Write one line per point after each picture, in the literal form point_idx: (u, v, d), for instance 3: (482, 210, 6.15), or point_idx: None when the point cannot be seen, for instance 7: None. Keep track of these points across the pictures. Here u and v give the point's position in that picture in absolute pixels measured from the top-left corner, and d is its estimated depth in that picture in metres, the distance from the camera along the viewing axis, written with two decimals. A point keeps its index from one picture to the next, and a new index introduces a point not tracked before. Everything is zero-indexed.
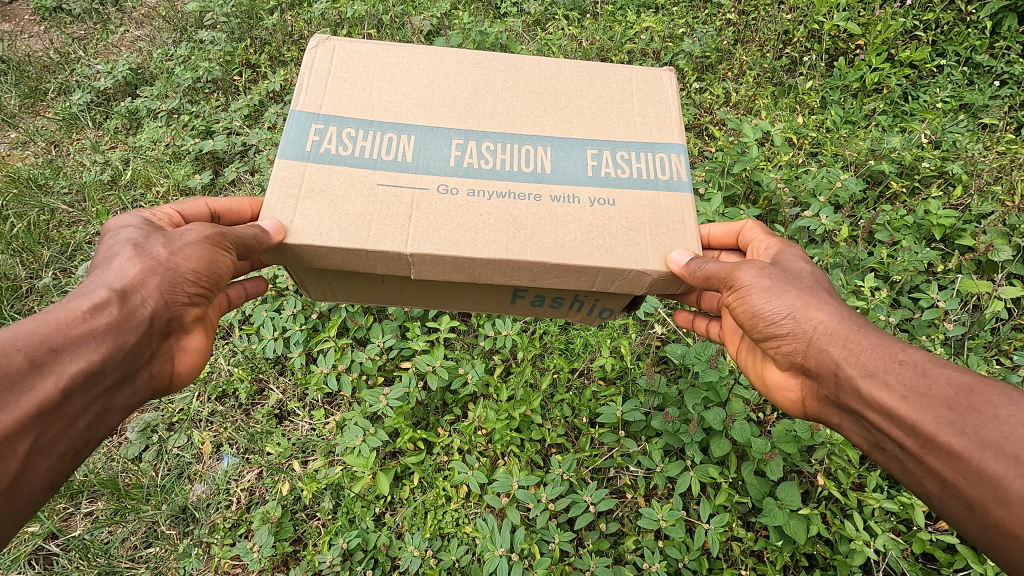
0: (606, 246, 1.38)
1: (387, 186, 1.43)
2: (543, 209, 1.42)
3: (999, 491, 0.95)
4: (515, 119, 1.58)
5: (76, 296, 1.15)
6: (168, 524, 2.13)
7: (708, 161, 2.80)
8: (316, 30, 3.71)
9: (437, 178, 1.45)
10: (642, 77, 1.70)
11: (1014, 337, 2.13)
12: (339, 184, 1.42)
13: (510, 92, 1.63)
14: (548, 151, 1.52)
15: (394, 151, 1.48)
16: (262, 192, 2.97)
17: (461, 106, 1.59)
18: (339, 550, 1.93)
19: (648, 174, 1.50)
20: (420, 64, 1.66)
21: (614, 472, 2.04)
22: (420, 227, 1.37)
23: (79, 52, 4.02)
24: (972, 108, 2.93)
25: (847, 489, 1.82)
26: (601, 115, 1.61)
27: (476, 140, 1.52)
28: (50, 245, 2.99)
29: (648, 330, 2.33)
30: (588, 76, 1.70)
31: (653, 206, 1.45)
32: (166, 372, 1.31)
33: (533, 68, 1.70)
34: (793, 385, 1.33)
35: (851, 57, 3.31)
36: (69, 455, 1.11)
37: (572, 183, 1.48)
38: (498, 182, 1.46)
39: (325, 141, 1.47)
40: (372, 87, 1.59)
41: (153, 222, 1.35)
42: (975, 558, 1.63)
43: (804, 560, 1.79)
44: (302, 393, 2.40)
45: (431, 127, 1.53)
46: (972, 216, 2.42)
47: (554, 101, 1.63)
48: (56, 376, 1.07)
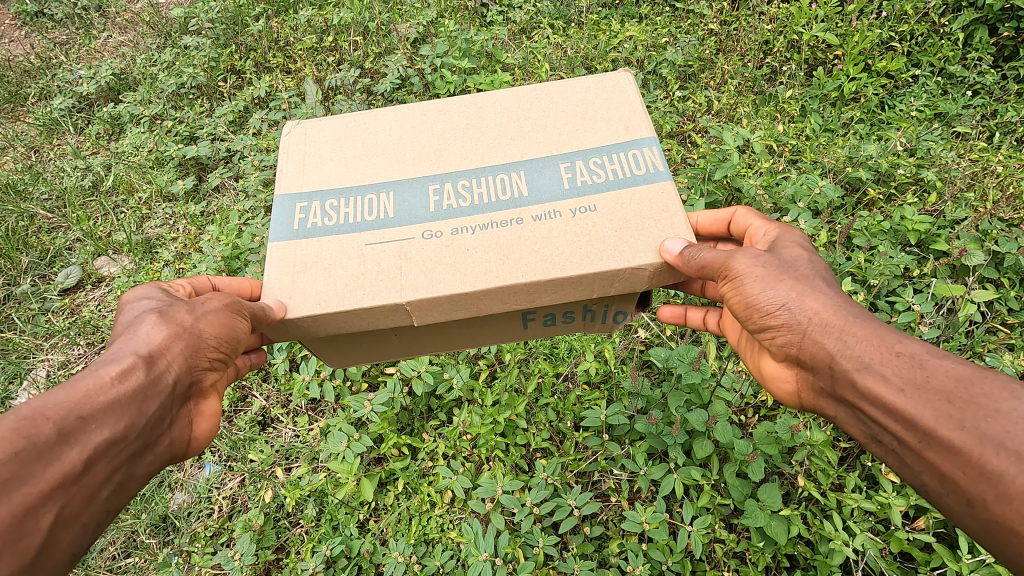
0: (595, 254, 1.39)
1: (375, 245, 1.45)
2: (526, 231, 1.43)
3: (1001, 487, 0.96)
4: (486, 152, 1.60)
5: (102, 364, 1.14)
6: (147, 533, 2.10)
7: (690, 167, 2.84)
8: (302, 36, 3.71)
9: (421, 226, 1.47)
10: (598, 87, 1.72)
11: (987, 339, 2.18)
12: (329, 252, 1.45)
13: (476, 128, 1.66)
14: (523, 176, 1.53)
15: (378, 210, 1.51)
16: (245, 197, 2.95)
17: (433, 153, 1.62)
18: (322, 557, 1.91)
19: (623, 174, 1.51)
20: (387, 122, 1.70)
21: (599, 476, 2.05)
22: (413, 276, 1.39)
23: (61, 57, 3.99)
24: (946, 117, 3.01)
25: (826, 489, 1.85)
26: (566, 131, 1.62)
27: (456, 182, 1.55)
28: (29, 252, 2.95)
29: (632, 334, 2.34)
30: (548, 96, 1.72)
31: (635, 203, 1.45)
32: (186, 439, 1.27)
33: (493, 102, 1.72)
34: (789, 376, 1.37)
35: (829, 67, 3.38)
36: (90, 527, 1.05)
37: (551, 198, 1.49)
38: (479, 216, 1.47)
39: (310, 217, 1.51)
40: (346, 157, 1.63)
41: (172, 293, 1.36)
42: (951, 556, 1.66)
43: (785, 561, 1.81)
44: (286, 400, 2.39)
45: (408, 180, 1.56)
46: (946, 221, 2.48)
47: (520, 127, 1.65)
48: (81, 445, 1.03)
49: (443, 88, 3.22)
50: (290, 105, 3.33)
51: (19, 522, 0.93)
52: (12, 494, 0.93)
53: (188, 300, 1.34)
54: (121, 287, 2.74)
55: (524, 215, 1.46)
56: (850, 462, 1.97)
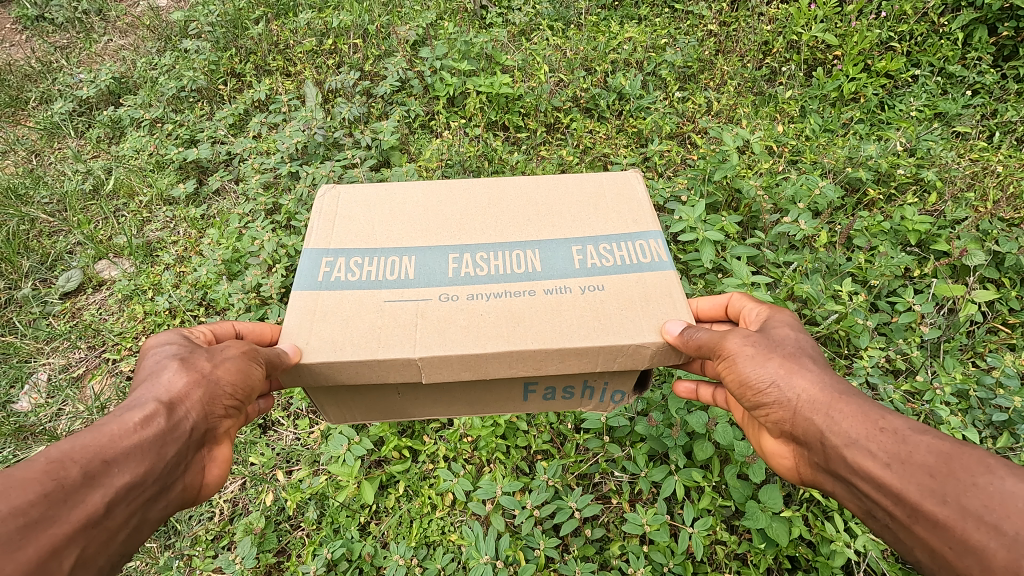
0: (605, 329, 1.40)
1: (392, 303, 1.46)
2: (538, 303, 1.45)
3: (986, 562, 0.88)
4: (503, 228, 1.65)
5: (123, 408, 1.07)
6: (148, 537, 2.09)
7: (689, 169, 2.83)
8: (302, 40, 3.72)
9: (437, 288, 1.49)
10: (613, 181, 1.78)
11: (988, 339, 2.17)
12: (350, 307, 1.46)
13: (495, 207, 1.71)
14: (536, 251, 1.57)
15: (396, 271, 1.54)
16: (245, 200, 2.96)
17: (453, 225, 1.66)
18: (323, 560, 1.90)
19: (631, 260, 1.54)
20: (413, 194, 1.76)
21: (600, 478, 2.04)
22: (427, 335, 1.39)
23: (61, 61, 4.00)
24: (946, 117, 3.01)
25: (827, 490, 1.85)
26: (580, 215, 1.67)
27: (471, 255, 1.58)
28: (29, 255, 2.95)
29: None
30: (565, 184, 1.78)
31: (640, 286, 1.48)
32: (200, 487, 1.18)
33: (513, 184, 1.78)
34: (787, 452, 1.30)
35: (828, 67, 3.38)
36: (105, 573, 0.95)
37: (562, 276, 1.52)
38: (494, 285, 1.50)
39: (334, 272, 1.53)
40: (374, 219, 1.68)
41: (191, 339, 1.30)
42: None
43: (786, 563, 1.81)
44: (287, 403, 2.39)
45: (429, 246, 1.60)
46: (946, 221, 2.48)
47: (536, 210, 1.70)
48: (104, 489, 0.95)
49: (443, 91, 3.25)
50: (290, 108, 3.34)
51: (42, 563, 0.85)
52: (37, 535, 0.85)
53: (208, 347, 1.29)
54: (122, 291, 2.75)
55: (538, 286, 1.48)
56: None
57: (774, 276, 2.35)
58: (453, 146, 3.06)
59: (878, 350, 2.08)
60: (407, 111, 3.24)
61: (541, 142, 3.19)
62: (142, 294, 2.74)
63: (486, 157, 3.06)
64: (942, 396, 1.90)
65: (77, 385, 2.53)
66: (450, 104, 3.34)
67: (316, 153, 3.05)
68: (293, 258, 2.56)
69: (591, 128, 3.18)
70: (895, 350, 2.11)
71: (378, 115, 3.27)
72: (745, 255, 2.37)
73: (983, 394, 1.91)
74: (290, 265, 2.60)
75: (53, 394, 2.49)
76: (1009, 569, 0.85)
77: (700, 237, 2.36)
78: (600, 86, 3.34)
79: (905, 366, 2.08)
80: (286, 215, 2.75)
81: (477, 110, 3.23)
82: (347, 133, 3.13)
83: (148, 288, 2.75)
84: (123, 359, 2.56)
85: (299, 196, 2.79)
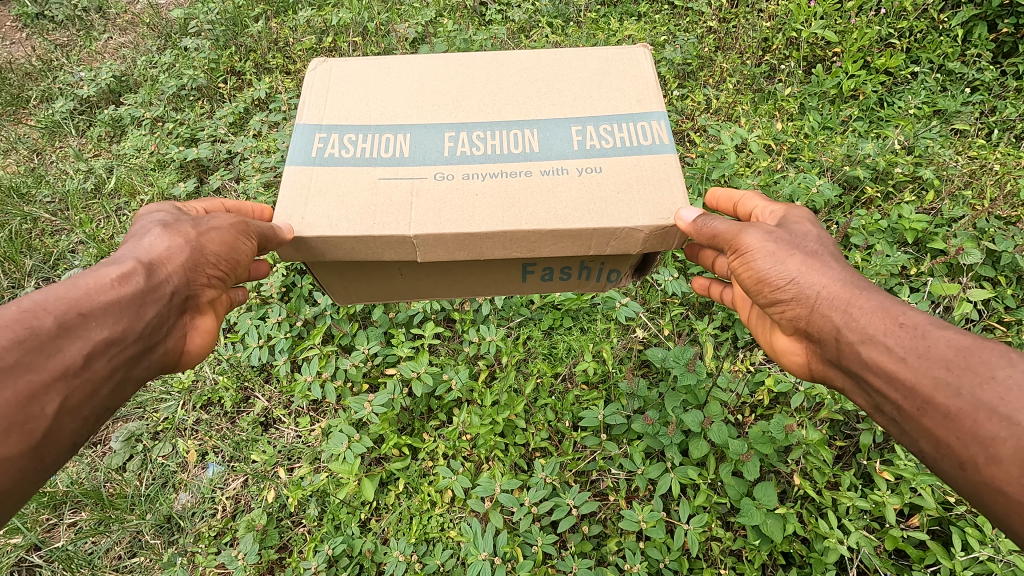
0: (609, 205, 1.42)
1: (387, 178, 1.49)
2: (533, 182, 1.47)
3: (993, 451, 0.98)
4: (502, 108, 1.64)
5: (105, 265, 1.22)
6: (152, 533, 2.13)
7: (687, 167, 2.84)
8: (302, 38, 3.71)
9: (433, 167, 1.51)
10: (619, 56, 1.74)
11: (984, 337, 2.19)
12: (343, 177, 1.50)
13: (493, 86, 1.70)
14: (535, 128, 1.58)
15: (392, 150, 1.56)
16: (246, 200, 2.97)
17: (450, 103, 1.66)
18: (324, 556, 1.94)
19: (631, 142, 1.54)
20: (410, 70, 1.75)
21: (597, 475, 2.07)
22: (421, 211, 1.43)
23: (62, 60, 4.00)
24: (945, 114, 3.02)
25: (822, 488, 1.87)
26: (580, 96, 1.66)
27: (465, 133, 1.59)
28: (33, 255, 2.97)
29: (630, 335, 2.36)
30: (566, 62, 1.76)
31: (638, 169, 1.49)
32: (179, 349, 1.35)
33: (514, 59, 1.77)
34: (799, 350, 1.39)
35: (828, 64, 3.38)
36: (90, 422, 1.13)
37: (559, 157, 1.53)
38: (490, 164, 1.52)
39: (323, 152, 1.56)
40: (369, 97, 1.68)
41: (181, 211, 1.44)
42: (945, 554, 1.68)
43: (781, 558, 1.83)
44: (288, 401, 2.41)
45: (425, 124, 1.61)
46: (943, 220, 2.49)
47: (537, 88, 1.69)
48: (83, 342, 1.10)
49: None
50: (290, 107, 3.35)
51: (23, 405, 1.01)
52: (17, 378, 1.00)
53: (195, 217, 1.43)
54: None
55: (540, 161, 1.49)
56: (846, 461, 2.00)
57: None
58: None
59: None
60: None
61: None
62: None
63: None
64: None
65: None
66: None
67: None
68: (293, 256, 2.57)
69: None
70: None
71: None
72: None
73: None
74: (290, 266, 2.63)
75: None
76: (1015, 457, 0.95)
77: None
78: None
79: None
80: None
81: None
82: None
83: None
84: None
85: None
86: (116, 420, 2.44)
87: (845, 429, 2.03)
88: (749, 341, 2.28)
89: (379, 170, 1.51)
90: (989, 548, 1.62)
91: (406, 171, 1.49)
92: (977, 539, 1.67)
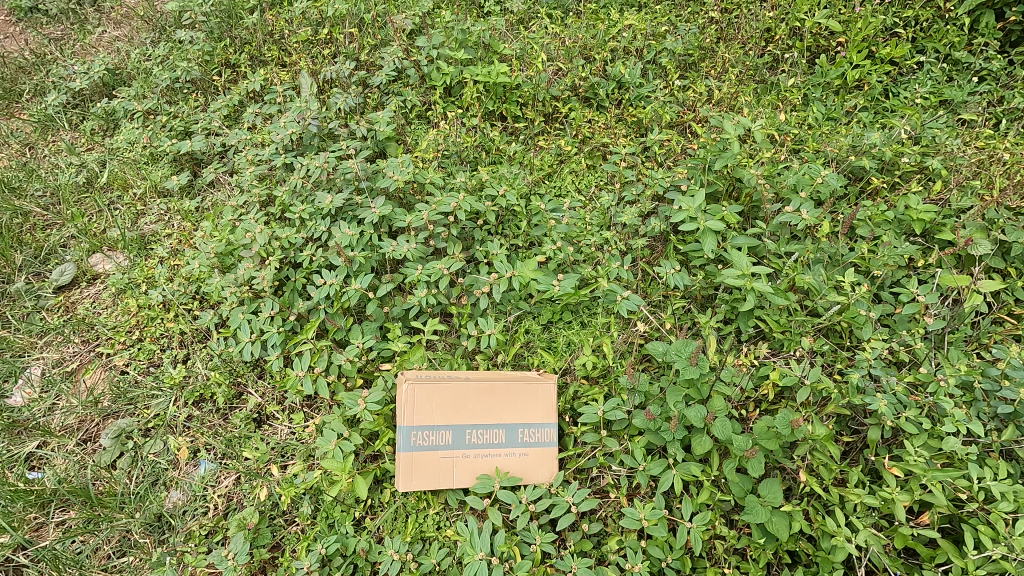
0: (526, 467, 2.03)
1: (448, 457, 1.99)
2: (502, 453, 2.02)
3: None
4: (477, 440, 2.02)
5: None
6: (141, 532, 2.09)
7: (689, 158, 2.77)
8: (297, 29, 3.63)
9: (461, 449, 2.00)
10: (535, 388, 2.11)
11: (993, 330, 2.13)
12: (428, 465, 1.98)
13: (479, 417, 2.04)
14: (500, 426, 2.04)
15: (441, 435, 1.99)
16: (240, 193, 2.92)
17: (462, 431, 2.01)
18: (317, 555, 1.88)
19: (540, 440, 2.06)
20: (431, 405, 2.00)
21: (597, 472, 2.02)
22: (460, 468, 1.99)
23: (55, 53, 3.93)
24: (951, 104, 2.96)
25: (829, 484, 1.81)
26: (517, 416, 2.07)
27: (478, 417, 2.04)
28: (22, 249, 2.89)
29: (630, 328, 2.31)
30: (506, 387, 2.08)
31: (547, 463, 2.05)
32: None
33: (485, 387, 2.06)
34: None
35: (832, 54, 3.30)
36: None
37: (512, 442, 2.04)
38: (485, 447, 2.02)
39: (414, 446, 1.97)
40: (414, 428, 1.98)
41: None
42: (956, 552, 1.64)
43: (786, 557, 1.79)
44: (281, 397, 2.36)
45: (451, 450, 2.00)
46: (951, 210, 2.42)
47: (497, 413, 2.06)
48: None
49: (439, 80, 3.20)
50: (285, 99, 3.28)
51: None
52: None
53: None
54: (116, 285, 2.72)
55: (495, 461, 2.02)
56: (853, 457, 1.95)
57: (774, 266, 2.31)
58: (450, 137, 3.01)
59: (881, 342, 2.05)
60: (403, 101, 3.19)
61: (539, 132, 3.17)
62: (136, 287, 2.72)
63: (483, 148, 3.02)
64: (945, 388, 1.87)
65: (71, 379, 2.51)
66: (447, 94, 3.29)
67: (311, 145, 2.96)
68: (286, 249, 2.51)
69: (589, 118, 3.14)
70: (898, 342, 2.07)
71: (374, 106, 3.22)
72: (745, 246, 2.34)
73: (989, 386, 1.87)
74: (284, 258, 2.52)
75: (47, 389, 2.48)
76: None
77: (699, 228, 2.35)
78: (600, 74, 3.28)
79: (908, 358, 2.04)
80: (279, 206, 2.69)
81: (474, 100, 3.19)
82: (342, 124, 3.07)
83: (142, 281, 2.73)
84: (116, 353, 2.55)
85: (292, 188, 2.70)
86: (107, 417, 2.40)
87: (852, 425, 1.96)
88: (752, 334, 2.23)
89: (441, 457, 1.99)
90: (1002, 546, 1.58)
91: (455, 459, 1.99)
92: (989, 537, 1.62)
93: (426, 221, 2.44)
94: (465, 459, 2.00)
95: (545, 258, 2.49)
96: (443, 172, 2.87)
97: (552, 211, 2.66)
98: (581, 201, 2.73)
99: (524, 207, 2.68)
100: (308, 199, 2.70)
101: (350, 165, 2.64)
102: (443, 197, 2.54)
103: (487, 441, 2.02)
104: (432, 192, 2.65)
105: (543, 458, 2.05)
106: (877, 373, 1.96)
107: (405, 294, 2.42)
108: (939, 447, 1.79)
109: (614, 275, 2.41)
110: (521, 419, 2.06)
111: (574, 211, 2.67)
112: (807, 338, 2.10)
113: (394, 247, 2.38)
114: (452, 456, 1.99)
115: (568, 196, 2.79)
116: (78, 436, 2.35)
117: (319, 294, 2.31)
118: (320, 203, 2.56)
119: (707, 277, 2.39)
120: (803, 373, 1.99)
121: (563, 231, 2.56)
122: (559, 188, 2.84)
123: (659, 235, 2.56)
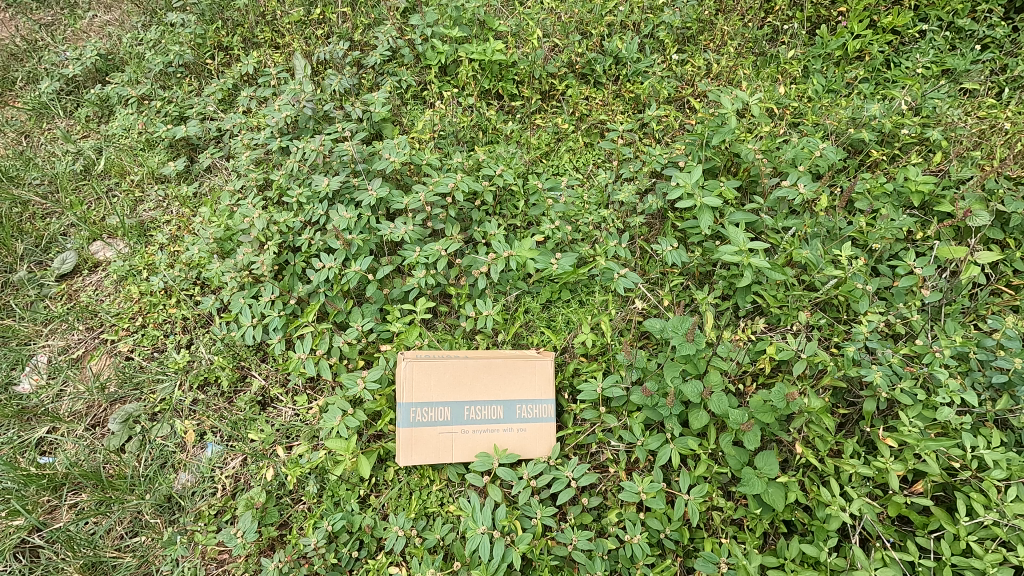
0: (523, 443, 2.08)
1: (447, 432, 2.06)
2: (499, 427, 2.08)
3: None
4: (475, 415, 2.09)
5: None
6: (152, 513, 2.15)
7: (687, 134, 2.74)
8: (289, 9, 3.51)
9: (458, 426, 2.08)
10: (534, 366, 2.16)
11: (990, 302, 2.14)
12: (429, 441, 2.05)
13: (477, 393, 2.12)
14: (497, 403, 2.11)
15: (441, 411, 2.08)
16: (237, 178, 2.90)
17: (462, 407, 2.09)
18: (324, 532, 1.93)
19: (537, 418, 2.11)
20: (432, 381, 2.09)
21: (597, 447, 2.07)
22: (457, 445, 2.06)
23: (46, 39, 3.83)
24: (953, 73, 2.92)
25: (824, 456, 1.86)
26: (517, 393, 2.12)
27: (476, 394, 2.12)
28: (23, 238, 2.88)
29: (628, 306, 2.32)
30: (506, 366, 2.14)
31: (543, 438, 2.10)
32: None
33: (489, 365, 2.14)
34: None
35: (833, 24, 3.22)
36: None
37: (510, 419, 2.09)
38: (482, 425, 2.09)
39: (414, 421, 2.05)
40: (414, 402, 2.06)
41: None
42: (949, 519, 1.68)
43: (782, 527, 1.84)
44: (285, 379, 2.40)
45: (450, 426, 2.07)
46: (951, 181, 2.38)
47: (497, 389, 2.12)
48: None
49: (434, 59, 3.14)
50: (278, 81, 3.23)
51: None
52: None
53: None
54: (117, 272, 2.74)
55: (493, 437, 2.08)
56: (849, 428, 1.99)
57: (772, 241, 2.31)
58: (446, 117, 2.98)
59: (877, 315, 2.06)
60: (398, 81, 3.15)
61: (536, 110, 3.13)
62: (138, 275, 2.73)
63: (480, 128, 3.00)
64: (941, 358, 1.88)
65: (78, 366, 2.55)
66: (442, 73, 3.24)
67: (307, 128, 2.94)
68: (285, 234, 2.51)
69: (586, 95, 3.10)
70: (895, 315, 2.08)
71: (370, 87, 3.18)
72: (743, 222, 2.33)
73: (984, 356, 1.89)
74: (283, 242, 2.52)
75: (54, 376, 2.51)
76: None
77: (697, 205, 2.33)
78: (597, 50, 3.22)
79: (905, 330, 2.06)
80: (277, 190, 2.67)
81: (470, 79, 3.14)
82: (337, 106, 3.04)
83: (142, 268, 2.74)
84: (122, 339, 2.58)
85: (289, 171, 2.68)
86: (113, 403, 2.44)
87: (849, 397, 2.00)
88: (750, 310, 2.25)
89: (441, 433, 2.06)
90: (993, 512, 1.61)
91: (453, 435, 2.06)
92: (982, 504, 1.65)
93: (424, 202, 2.44)
94: (463, 436, 2.07)
95: (543, 237, 2.49)
96: (441, 153, 2.86)
97: (549, 190, 2.64)
98: (579, 179, 2.72)
99: (522, 186, 2.65)
100: (305, 183, 2.70)
101: (346, 148, 2.61)
102: (440, 178, 2.54)
103: (485, 418, 2.09)
104: (429, 174, 2.63)
105: (541, 433, 2.10)
106: (873, 346, 1.97)
107: (405, 276, 2.43)
108: (933, 418, 1.81)
109: (612, 253, 2.40)
110: (518, 395, 2.11)
111: (572, 189, 2.64)
112: (804, 313, 2.12)
113: (392, 229, 2.37)
114: (450, 432, 2.06)
115: (565, 175, 2.77)
116: (87, 421, 2.40)
117: (318, 278, 2.33)
118: (317, 186, 2.55)
119: (704, 254, 2.40)
120: (800, 347, 1.99)
121: (560, 211, 2.54)
122: (557, 166, 2.82)
123: (656, 212, 2.56)
